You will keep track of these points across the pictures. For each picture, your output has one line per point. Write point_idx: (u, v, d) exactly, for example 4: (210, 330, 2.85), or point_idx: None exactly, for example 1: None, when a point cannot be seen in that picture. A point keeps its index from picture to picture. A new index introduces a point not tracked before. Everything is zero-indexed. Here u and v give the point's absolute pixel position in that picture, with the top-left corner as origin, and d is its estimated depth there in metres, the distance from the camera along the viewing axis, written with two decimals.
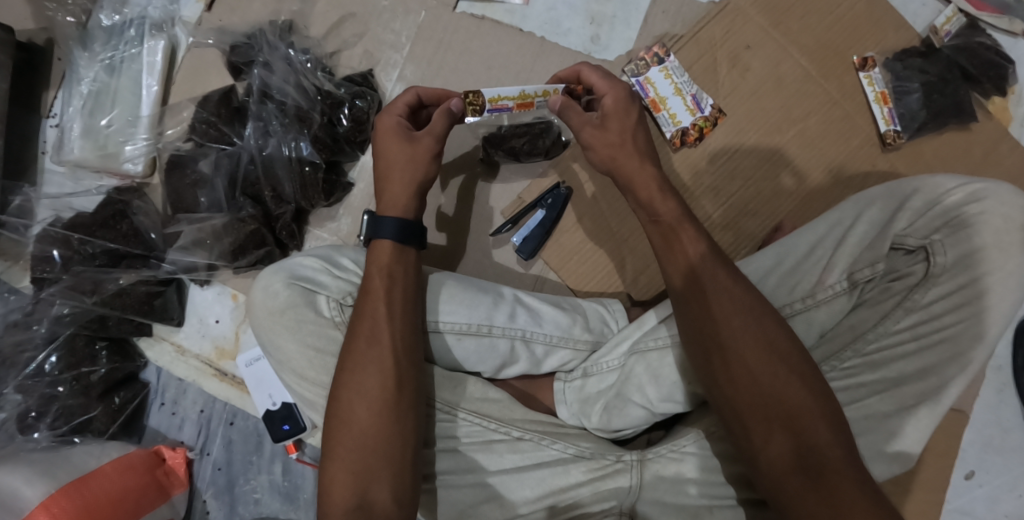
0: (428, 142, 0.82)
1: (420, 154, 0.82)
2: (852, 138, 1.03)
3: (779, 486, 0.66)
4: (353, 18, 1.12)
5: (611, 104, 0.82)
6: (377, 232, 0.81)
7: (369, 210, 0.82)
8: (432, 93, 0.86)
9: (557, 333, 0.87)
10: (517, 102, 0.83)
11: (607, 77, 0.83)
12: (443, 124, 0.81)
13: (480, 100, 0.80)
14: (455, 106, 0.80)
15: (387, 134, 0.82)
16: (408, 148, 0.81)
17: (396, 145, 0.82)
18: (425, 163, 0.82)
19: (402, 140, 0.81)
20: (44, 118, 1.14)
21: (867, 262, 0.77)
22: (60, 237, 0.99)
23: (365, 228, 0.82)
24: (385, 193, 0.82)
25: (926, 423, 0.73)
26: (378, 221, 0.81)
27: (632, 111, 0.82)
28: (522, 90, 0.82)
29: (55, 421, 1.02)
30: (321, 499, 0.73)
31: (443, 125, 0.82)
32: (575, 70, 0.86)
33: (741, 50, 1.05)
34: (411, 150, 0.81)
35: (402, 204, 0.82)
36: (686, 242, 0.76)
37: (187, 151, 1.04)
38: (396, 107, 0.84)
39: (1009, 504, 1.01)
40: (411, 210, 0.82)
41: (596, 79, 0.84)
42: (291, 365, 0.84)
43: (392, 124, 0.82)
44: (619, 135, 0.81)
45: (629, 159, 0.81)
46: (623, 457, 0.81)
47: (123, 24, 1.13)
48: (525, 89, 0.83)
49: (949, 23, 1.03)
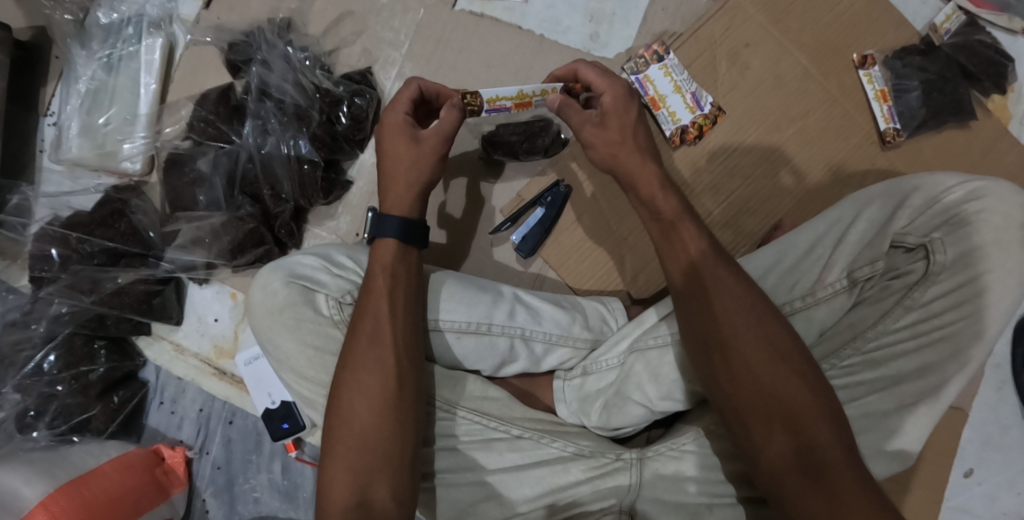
0: (433, 141, 0.81)
1: (426, 153, 0.81)
2: (852, 137, 1.03)
3: (778, 484, 0.66)
4: (352, 15, 1.12)
5: (610, 101, 0.82)
6: (380, 232, 0.81)
7: (374, 209, 0.82)
8: (433, 88, 0.85)
9: (556, 331, 0.87)
10: (515, 102, 0.84)
11: (605, 75, 0.83)
12: (449, 122, 0.80)
13: (478, 101, 0.82)
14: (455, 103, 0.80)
15: (392, 131, 0.81)
16: (414, 148, 0.80)
17: (402, 143, 0.81)
18: (430, 163, 0.82)
19: (404, 139, 0.81)
20: (42, 116, 1.14)
21: (867, 261, 0.77)
22: (58, 236, 0.99)
23: (370, 226, 0.82)
24: (388, 192, 0.82)
25: (925, 420, 0.73)
26: (380, 220, 0.81)
27: (631, 108, 0.82)
28: (520, 90, 0.83)
29: (53, 420, 1.02)
30: (320, 497, 0.73)
31: (447, 125, 0.81)
32: (574, 67, 0.86)
33: (741, 48, 1.04)
34: (417, 149, 0.81)
35: (405, 204, 0.81)
36: (688, 239, 0.75)
37: (185, 149, 1.04)
38: (401, 102, 0.83)
39: (1008, 502, 1.01)
40: (413, 208, 0.82)
41: (594, 76, 0.84)
42: (290, 364, 0.83)
43: (396, 121, 0.82)
44: (620, 132, 0.81)
45: (629, 156, 0.80)
46: (622, 455, 0.81)
47: (121, 22, 1.12)
48: (522, 89, 0.83)
49: (949, 21, 1.03)
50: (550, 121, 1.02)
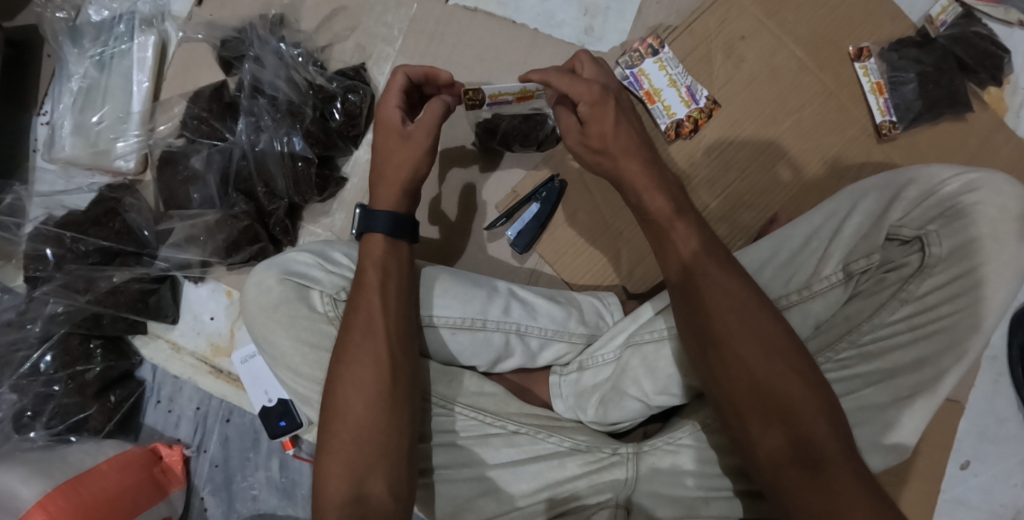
0: (420, 136, 0.80)
1: (416, 149, 0.80)
2: (848, 129, 1.03)
3: (776, 477, 0.66)
4: (344, 11, 1.11)
5: (587, 109, 0.77)
6: (369, 226, 0.80)
7: (362, 204, 0.82)
8: (421, 70, 0.83)
9: (552, 326, 0.87)
10: (518, 97, 0.84)
11: (573, 80, 0.78)
12: (435, 115, 0.80)
13: (479, 96, 0.80)
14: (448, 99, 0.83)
15: (383, 127, 0.81)
16: (401, 144, 0.80)
17: (393, 141, 0.80)
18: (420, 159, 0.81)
19: (393, 138, 0.81)
20: (35, 116, 1.14)
21: (862, 253, 0.77)
22: (52, 235, 0.99)
23: (357, 221, 0.82)
24: (377, 189, 0.81)
25: (920, 413, 0.73)
26: (369, 215, 0.80)
27: (609, 110, 0.77)
28: (523, 86, 0.83)
29: (50, 420, 1.02)
30: (316, 492, 0.73)
31: (433, 120, 0.80)
32: (524, 80, 0.80)
33: (736, 41, 1.04)
34: (407, 147, 0.80)
35: (393, 198, 0.81)
36: (679, 239, 0.75)
37: (178, 147, 1.04)
38: (393, 95, 0.81)
39: (1004, 494, 1.02)
40: (402, 203, 0.82)
41: (564, 82, 0.78)
42: (285, 361, 0.83)
43: (388, 118, 0.81)
44: (601, 141, 0.78)
45: (615, 161, 0.78)
46: (618, 449, 0.81)
47: (112, 20, 1.12)
48: (525, 85, 0.83)
49: (944, 13, 1.03)
50: (545, 120, 1.00)
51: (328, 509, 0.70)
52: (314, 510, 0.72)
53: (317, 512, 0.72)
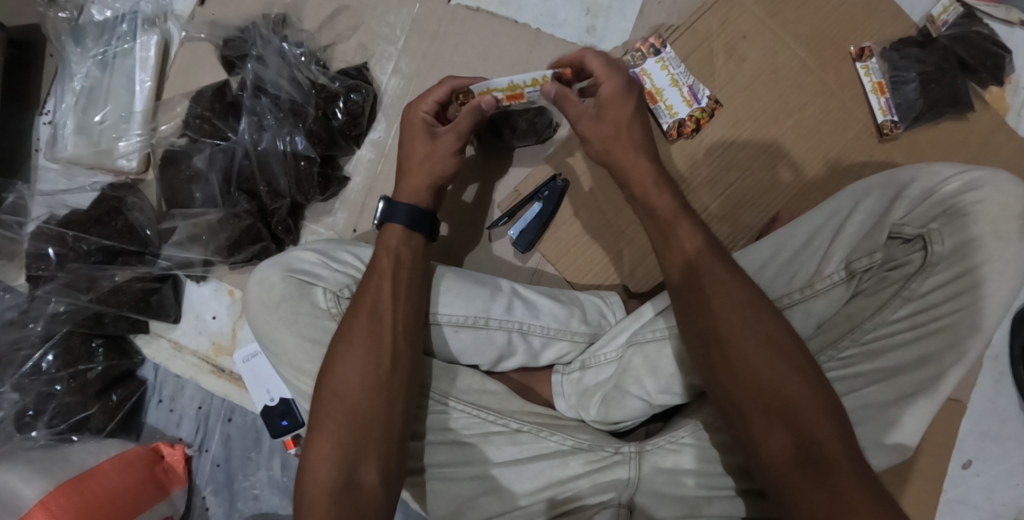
0: (449, 138, 0.84)
1: (440, 150, 0.84)
2: (850, 129, 1.03)
3: (776, 474, 0.66)
4: (346, 11, 1.11)
5: (608, 92, 0.80)
6: (389, 218, 0.83)
7: (384, 197, 0.84)
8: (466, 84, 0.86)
9: (554, 325, 0.87)
10: (506, 93, 0.80)
11: (610, 66, 0.81)
12: (467, 121, 0.82)
13: (469, 98, 0.83)
14: (482, 104, 0.81)
15: (412, 127, 0.86)
16: (427, 143, 0.84)
17: (419, 139, 0.85)
18: (446, 158, 0.85)
19: (424, 136, 0.85)
20: (37, 115, 1.14)
21: (864, 252, 0.77)
22: (54, 234, 0.99)
23: (378, 214, 0.84)
24: (404, 185, 0.85)
25: (922, 412, 0.73)
26: (391, 206, 0.83)
27: (630, 101, 0.81)
28: (510, 81, 0.78)
29: (52, 419, 1.02)
30: (302, 479, 0.73)
31: (468, 123, 0.83)
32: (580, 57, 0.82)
33: (738, 41, 1.04)
34: (432, 146, 0.84)
35: (416, 194, 0.84)
36: (683, 235, 0.75)
37: (181, 146, 1.04)
38: (427, 100, 0.86)
39: (1006, 493, 1.02)
40: (425, 198, 0.85)
41: (599, 65, 0.81)
42: (288, 358, 0.83)
43: (416, 119, 0.85)
44: (614, 127, 0.81)
45: (624, 152, 0.80)
46: (621, 448, 0.81)
47: (115, 20, 1.13)
48: (513, 80, 0.78)
49: (945, 13, 1.03)
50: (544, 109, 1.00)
51: (317, 496, 0.70)
52: (300, 496, 0.72)
53: (303, 498, 0.71)
